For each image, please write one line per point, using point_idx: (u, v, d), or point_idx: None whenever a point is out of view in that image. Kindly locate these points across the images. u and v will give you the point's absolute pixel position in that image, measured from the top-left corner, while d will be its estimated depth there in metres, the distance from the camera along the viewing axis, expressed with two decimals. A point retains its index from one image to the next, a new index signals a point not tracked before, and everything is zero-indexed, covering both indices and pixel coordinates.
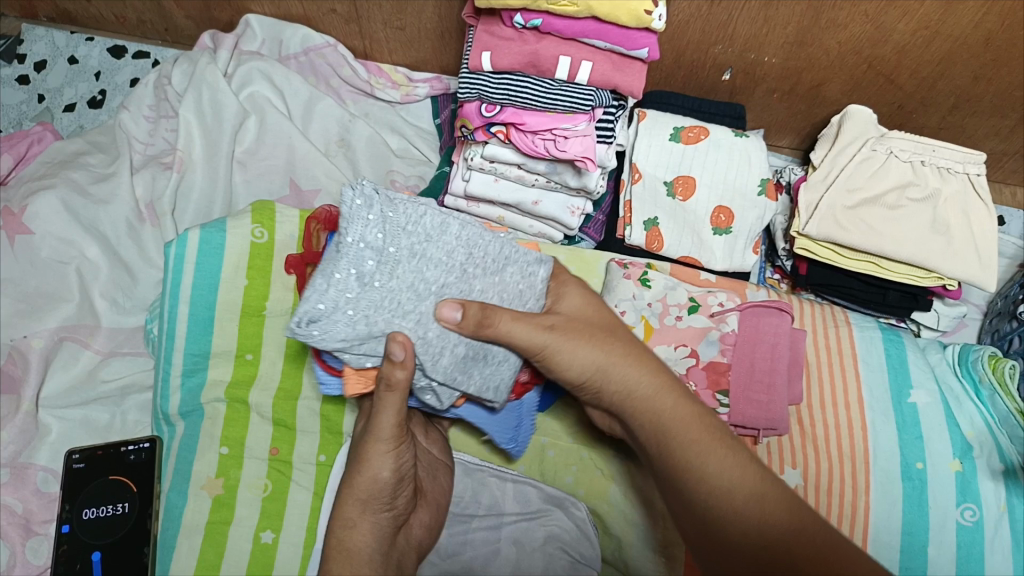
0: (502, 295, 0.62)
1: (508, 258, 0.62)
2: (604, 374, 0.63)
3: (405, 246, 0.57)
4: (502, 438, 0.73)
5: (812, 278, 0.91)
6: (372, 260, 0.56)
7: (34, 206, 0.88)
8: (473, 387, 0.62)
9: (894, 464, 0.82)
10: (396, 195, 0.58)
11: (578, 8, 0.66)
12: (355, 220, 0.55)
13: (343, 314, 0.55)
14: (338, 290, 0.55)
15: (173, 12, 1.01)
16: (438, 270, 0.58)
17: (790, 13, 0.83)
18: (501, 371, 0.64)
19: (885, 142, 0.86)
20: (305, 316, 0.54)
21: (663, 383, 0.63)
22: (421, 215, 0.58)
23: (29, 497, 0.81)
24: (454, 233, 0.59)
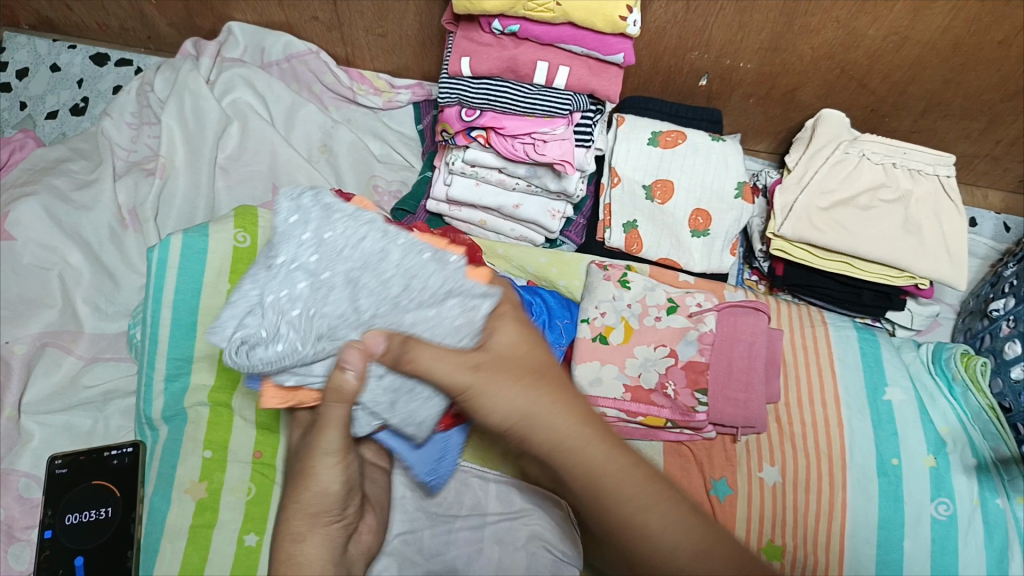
0: (440, 332, 0.54)
1: (452, 290, 0.55)
2: (534, 424, 0.54)
3: (336, 271, 0.53)
4: (422, 470, 0.71)
5: (789, 278, 0.92)
6: (303, 282, 0.52)
7: (16, 213, 0.88)
8: (397, 416, 0.57)
9: (870, 460, 0.84)
10: (338, 214, 0.55)
11: (554, 14, 0.67)
12: (293, 239, 0.54)
13: (272, 341, 0.52)
14: (268, 314, 0.52)
15: (155, 20, 1.01)
16: (371, 299, 0.53)
17: (764, 20, 0.85)
18: (430, 407, 0.57)
19: (857, 145, 0.88)
20: (237, 343, 0.52)
21: (601, 436, 0.54)
22: (359, 238, 0.54)
23: (10, 503, 0.81)
24: (393, 260, 0.54)
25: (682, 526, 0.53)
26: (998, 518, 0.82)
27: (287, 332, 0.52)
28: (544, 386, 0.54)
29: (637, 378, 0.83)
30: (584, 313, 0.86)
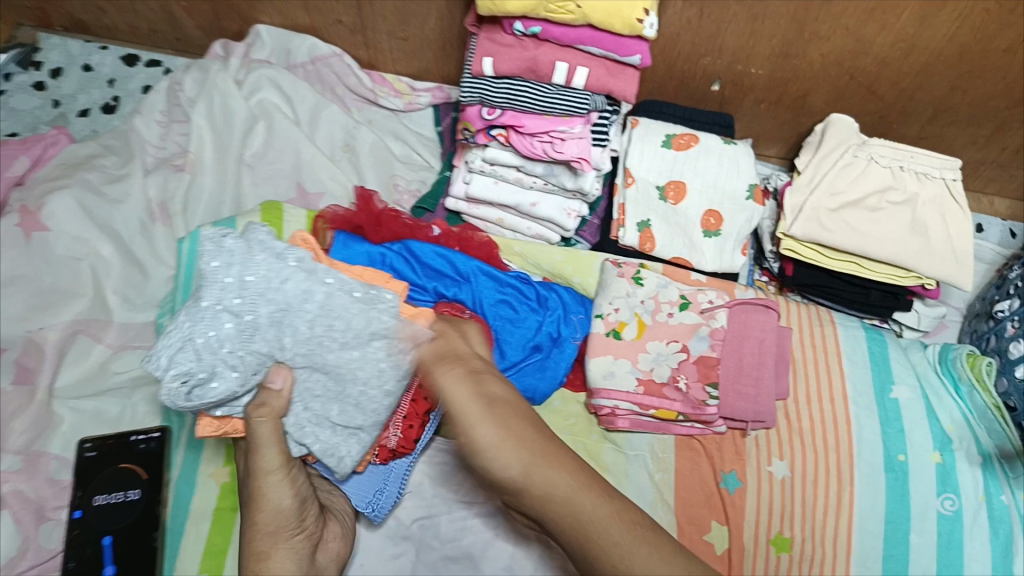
0: (364, 369, 0.65)
1: (374, 333, 0.65)
2: (539, 480, 0.53)
3: (264, 312, 0.62)
4: (359, 501, 0.77)
5: (798, 279, 0.94)
6: (229, 323, 0.60)
7: (50, 206, 0.91)
8: (317, 446, 0.67)
9: (878, 455, 0.85)
10: (259, 254, 0.63)
11: (575, 16, 0.70)
12: (215, 281, 0.61)
13: (210, 380, 0.60)
14: (201, 356, 0.59)
15: (185, 22, 1.05)
16: (298, 338, 0.63)
17: (775, 27, 0.88)
18: (352, 442, 0.68)
19: (865, 149, 0.91)
20: (174, 385, 0.58)
21: (598, 488, 0.54)
22: (283, 280, 0.63)
23: (41, 485, 0.83)
24: (316, 300, 0.64)
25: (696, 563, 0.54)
26: (1003, 513, 0.84)
27: (224, 372, 0.60)
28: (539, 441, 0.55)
29: (650, 372, 0.85)
30: (598, 309, 0.88)
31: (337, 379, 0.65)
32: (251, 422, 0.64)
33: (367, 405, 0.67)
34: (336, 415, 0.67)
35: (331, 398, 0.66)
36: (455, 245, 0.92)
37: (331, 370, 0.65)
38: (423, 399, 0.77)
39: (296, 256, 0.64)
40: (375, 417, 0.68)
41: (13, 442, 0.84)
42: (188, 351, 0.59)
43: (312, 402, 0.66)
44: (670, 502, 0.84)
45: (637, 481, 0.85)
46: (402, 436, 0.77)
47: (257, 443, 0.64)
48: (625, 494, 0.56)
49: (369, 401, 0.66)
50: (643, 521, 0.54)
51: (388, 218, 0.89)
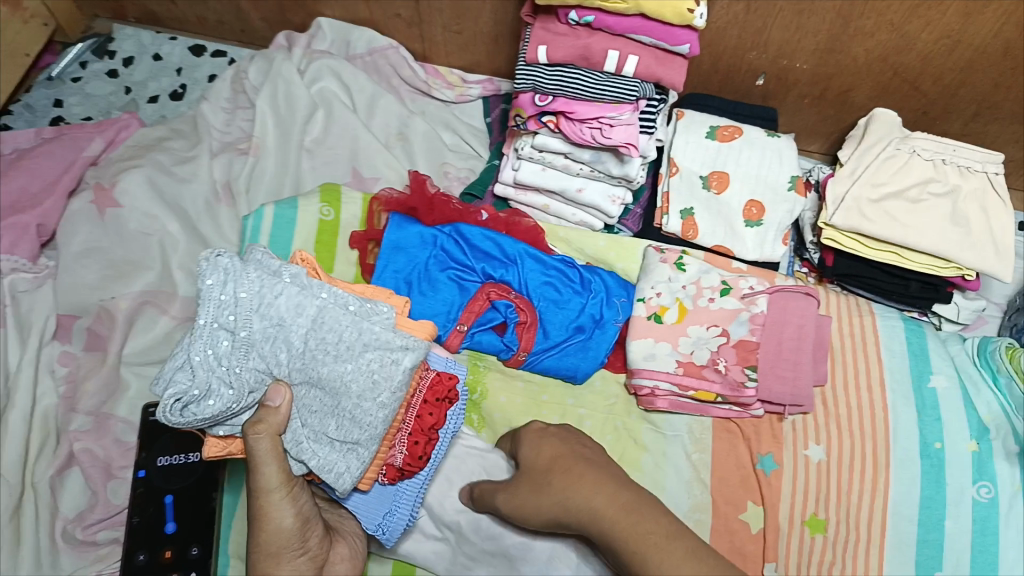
0: (358, 382, 0.64)
1: (368, 345, 0.64)
2: (561, 506, 0.69)
3: (258, 328, 0.63)
4: (368, 523, 0.76)
5: (838, 269, 0.95)
6: (225, 340, 0.62)
7: (123, 183, 0.97)
8: (314, 462, 0.67)
9: (914, 442, 0.87)
10: (254, 270, 0.63)
11: (628, 5, 0.74)
12: (211, 298, 0.62)
13: (204, 398, 0.61)
14: (197, 374, 0.61)
15: (250, 15, 1.11)
16: (292, 353, 0.64)
17: (820, 22, 0.91)
18: (349, 458, 0.67)
19: (908, 142, 0.92)
20: (169, 402, 0.60)
21: (606, 500, 0.66)
22: (276, 294, 0.63)
23: (109, 445, 0.88)
24: (307, 314, 0.64)
25: (682, 567, 0.59)
26: None
27: (219, 390, 0.62)
28: (562, 474, 0.70)
29: (690, 355, 0.88)
30: (640, 293, 0.91)
31: (332, 392, 0.64)
32: (249, 439, 0.64)
33: (362, 419, 0.65)
34: (332, 431, 0.66)
35: (328, 412, 0.66)
36: (502, 230, 0.95)
37: (325, 385, 0.64)
38: (430, 414, 0.74)
39: (292, 272, 0.65)
40: (374, 433, 0.65)
41: (86, 402, 0.90)
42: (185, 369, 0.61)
43: (311, 418, 0.66)
44: (706, 482, 0.87)
45: (674, 461, 0.88)
46: (407, 453, 0.73)
47: (258, 460, 0.65)
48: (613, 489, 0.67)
49: (366, 415, 0.64)
50: (637, 524, 0.63)
51: (439, 202, 0.93)
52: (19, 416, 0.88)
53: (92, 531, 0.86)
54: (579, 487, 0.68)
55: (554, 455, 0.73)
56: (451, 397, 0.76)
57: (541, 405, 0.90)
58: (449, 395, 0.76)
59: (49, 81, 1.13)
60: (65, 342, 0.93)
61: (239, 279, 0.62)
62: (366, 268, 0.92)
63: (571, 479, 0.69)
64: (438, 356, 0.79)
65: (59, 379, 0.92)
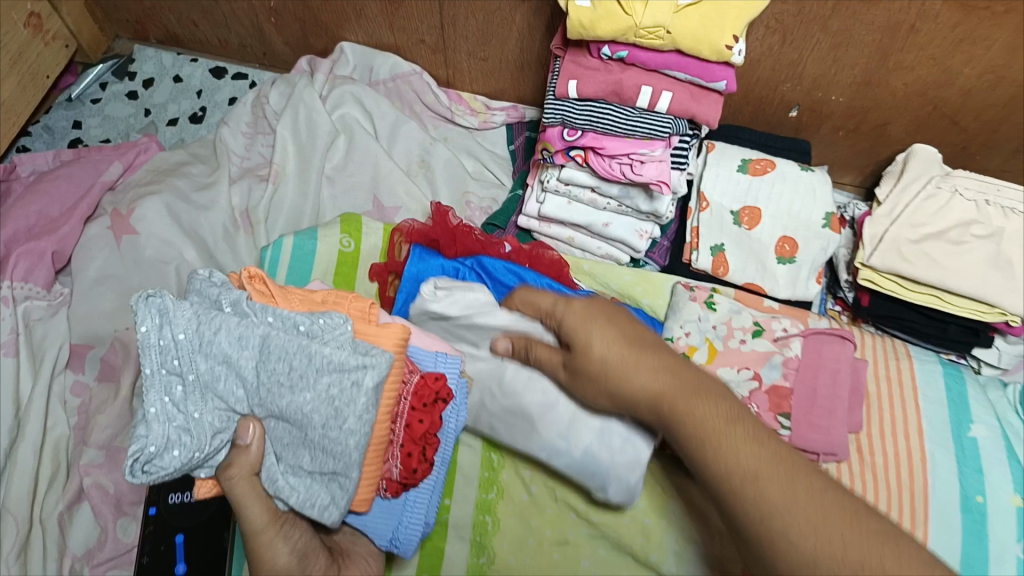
0: (318, 412, 0.55)
1: (323, 367, 0.55)
2: (617, 392, 0.64)
3: (205, 366, 0.55)
4: (380, 538, 0.71)
5: (873, 309, 0.92)
6: (179, 385, 0.55)
7: (141, 210, 0.95)
8: (295, 498, 0.60)
9: (953, 494, 0.83)
10: (190, 307, 0.56)
11: (664, 42, 0.71)
12: (152, 346, 0.55)
13: (165, 451, 0.53)
14: (151, 427, 0.53)
15: (273, 38, 1.10)
16: (248, 388, 0.56)
17: (858, 55, 0.88)
18: (332, 488, 0.59)
19: (949, 181, 0.89)
20: (127, 462, 0.52)
21: (664, 383, 0.62)
22: (215, 329, 0.55)
23: (121, 479, 0.86)
24: (254, 346, 0.56)
25: (746, 454, 0.55)
26: None
27: (180, 438, 0.54)
28: (615, 360, 0.64)
29: None
30: (669, 333, 0.87)
31: (298, 422, 0.56)
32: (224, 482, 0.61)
33: (334, 448, 0.56)
34: (309, 462, 0.58)
35: (299, 444, 0.58)
36: (526, 262, 0.89)
37: (288, 418, 0.56)
38: (419, 421, 0.68)
39: (232, 301, 0.58)
40: (350, 461, 0.56)
41: (98, 436, 0.87)
42: (139, 424, 0.54)
43: (285, 450, 0.60)
44: None
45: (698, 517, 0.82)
46: (403, 467, 0.67)
47: (238, 501, 0.62)
48: (671, 364, 0.63)
49: (336, 444, 0.56)
50: (700, 410, 0.59)
51: (460, 233, 0.89)
52: (29, 447, 0.85)
53: (101, 570, 0.83)
54: (636, 372, 0.63)
55: (604, 335, 0.65)
56: (443, 397, 0.69)
57: None
58: (439, 397, 0.69)
59: (69, 102, 1.12)
60: (78, 372, 0.91)
61: (176, 319, 0.55)
62: (386, 301, 0.91)
63: (622, 360, 0.64)
64: (425, 354, 0.73)
65: (72, 410, 0.90)
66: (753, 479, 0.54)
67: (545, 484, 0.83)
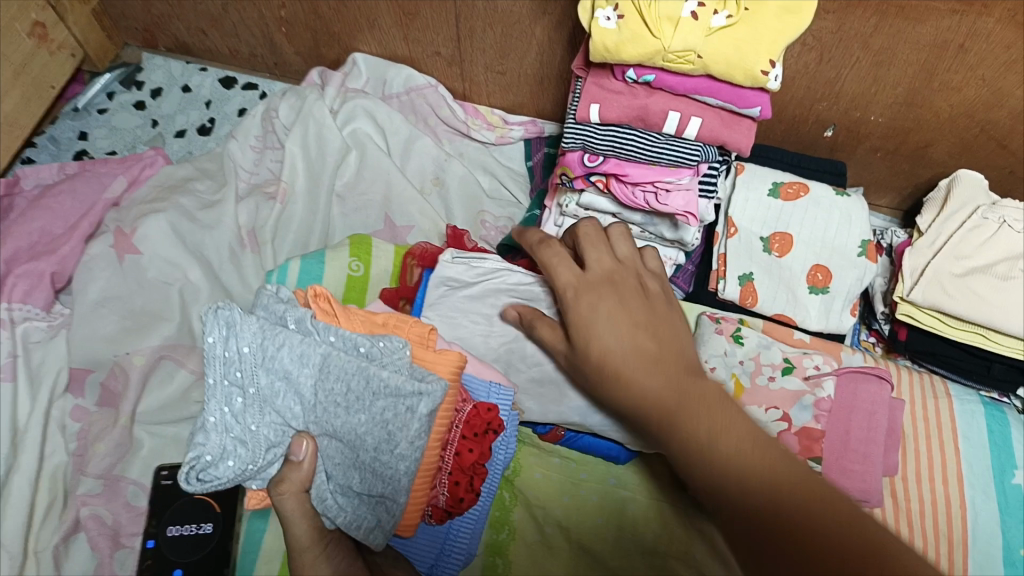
0: (372, 435, 0.56)
1: (377, 391, 0.55)
2: (600, 372, 0.61)
3: (266, 382, 0.56)
4: (421, 563, 0.71)
5: (911, 344, 0.87)
6: (239, 397, 0.56)
7: (144, 229, 0.92)
8: (341, 519, 0.59)
9: (995, 546, 0.78)
10: (257, 320, 0.56)
11: (694, 66, 0.66)
12: (217, 356, 0.55)
13: (221, 460, 0.55)
14: (209, 437, 0.55)
15: (284, 48, 1.06)
16: (305, 406, 0.57)
17: (901, 75, 0.82)
18: (378, 510, 0.58)
19: (997, 211, 0.82)
20: (184, 469, 0.54)
21: (647, 369, 0.58)
22: (279, 344, 0.56)
23: (119, 509, 0.82)
24: (313, 364, 0.56)
25: (727, 452, 0.52)
26: None
27: (235, 450, 0.55)
28: (602, 342, 0.61)
29: None
30: None
31: (350, 443, 0.57)
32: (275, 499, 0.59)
33: (384, 471, 0.56)
34: (358, 483, 0.58)
35: (350, 464, 0.58)
36: None
37: (342, 438, 0.57)
38: (469, 451, 0.66)
39: (297, 318, 0.59)
40: (399, 486, 0.57)
41: (95, 465, 0.84)
42: (197, 432, 0.55)
43: (336, 470, 0.59)
44: None
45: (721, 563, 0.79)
46: (449, 495, 0.66)
47: (288, 520, 0.60)
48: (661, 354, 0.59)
49: (386, 468, 0.56)
50: (685, 404, 0.56)
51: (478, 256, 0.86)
52: (24, 477, 0.81)
53: None
54: (642, 377, 0.58)
55: (607, 330, 0.61)
56: (493, 427, 0.67)
57: (579, 484, 0.80)
58: (490, 427, 0.67)
59: (75, 112, 1.08)
60: (77, 396, 0.88)
61: (242, 333, 0.56)
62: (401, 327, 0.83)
63: (610, 343, 0.60)
64: (478, 383, 0.72)
65: (70, 436, 0.86)
66: (739, 482, 0.51)
67: (559, 526, 0.78)
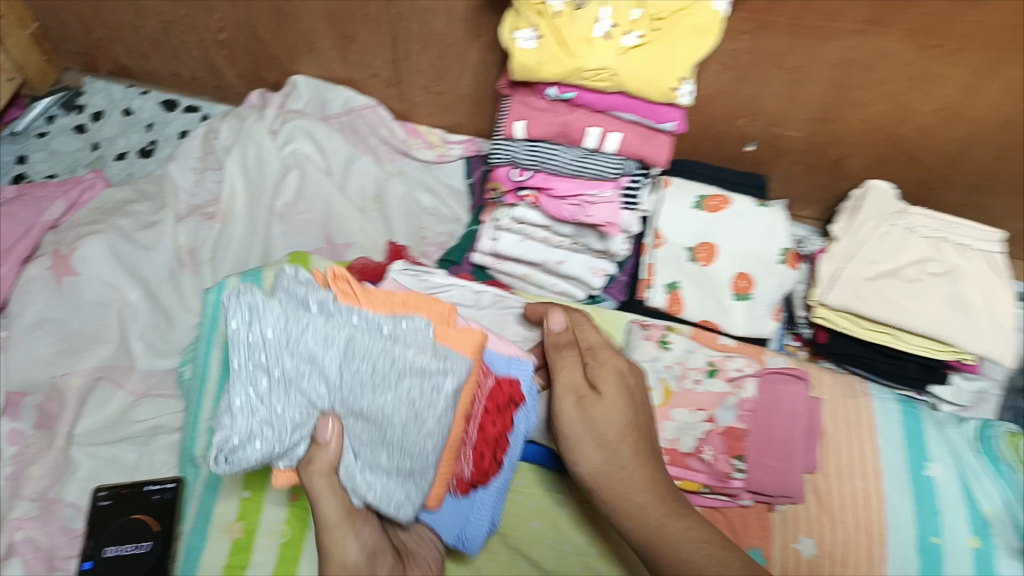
0: (400, 413, 0.60)
1: (404, 371, 0.60)
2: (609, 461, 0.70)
3: (292, 364, 0.58)
4: (448, 536, 0.75)
5: (833, 347, 0.92)
6: (264, 380, 0.57)
7: (82, 250, 0.93)
8: (373, 496, 0.62)
9: (910, 536, 0.81)
10: (278, 304, 0.59)
11: (609, 84, 0.70)
12: (240, 340, 0.58)
13: (248, 443, 0.56)
14: (236, 419, 0.56)
15: (225, 71, 1.08)
16: (331, 387, 0.59)
17: (815, 91, 0.87)
18: (407, 486, 0.63)
19: (904, 219, 0.88)
20: (213, 453, 0.56)
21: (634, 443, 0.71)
22: (303, 328, 0.58)
23: (54, 532, 0.81)
24: (337, 346, 0.59)
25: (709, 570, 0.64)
26: None
27: (261, 432, 0.57)
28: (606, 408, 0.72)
29: (674, 442, 0.83)
30: None
31: (377, 423, 0.60)
32: (307, 476, 0.61)
33: (412, 448, 0.61)
34: (387, 461, 0.62)
35: (378, 442, 0.61)
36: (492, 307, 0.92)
37: (369, 418, 0.60)
38: (492, 424, 0.74)
39: (319, 300, 0.61)
40: (426, 461, 0.63)
41: (31, 488, 0.83)
42: (225, 417, 0.57)
43: (363, 448, 0.62)
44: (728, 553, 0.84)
45: None
46: (474, 467, 0.74)
47: (315, 497, 0.62)
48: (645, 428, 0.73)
49: (414, 445, 0.61)
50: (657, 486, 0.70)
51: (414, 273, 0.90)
52: None
53: None
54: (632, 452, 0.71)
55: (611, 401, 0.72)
56: (514, 400, 0.75)
57: (515, 491, 0.81)
58: (511, 400, 0.75)
59: (14, 136, 1.09)
60: (13, 419, 0.87)
61: (265, 316, 0.58)
62: None
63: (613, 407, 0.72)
64: (498, 357, 0.76)
65: (5, 459, 0.86)
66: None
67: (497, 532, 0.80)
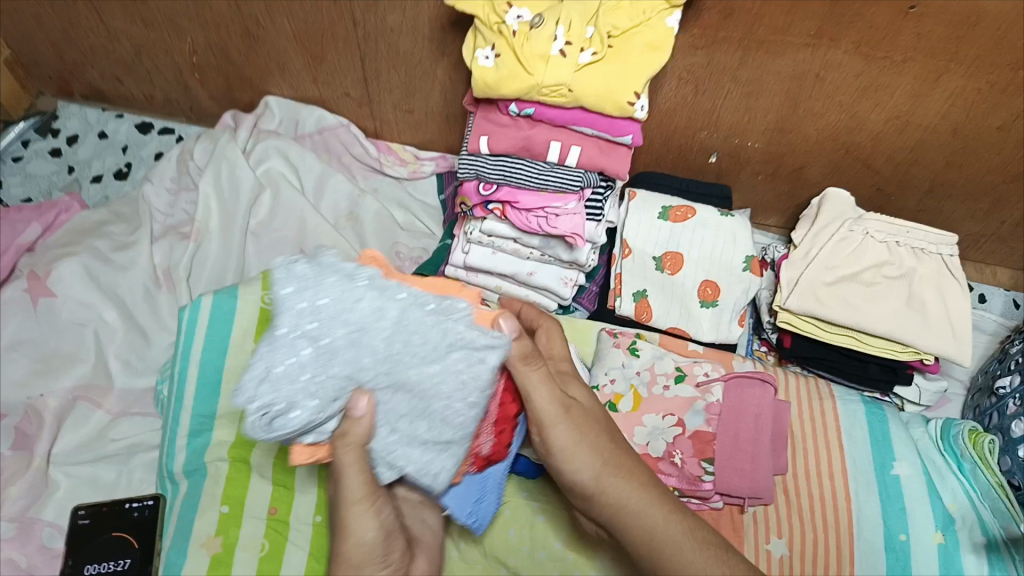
0: (448, 384, 0.56)
1: (453, 344, 0.56)
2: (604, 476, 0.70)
3: (342, 333, 0.53)
4: (460, 514, 0.71)
5: (796, 350, 0.94)
6: (307, 348, 0.53)
7: (57, 272, 0.94)
8: (413, 467, 0.58)
9: (877, 534, 0.84)
10: (330, 273, 0.55)
11: (568, 100, 0.72)
12: (288, 307, 0.53)
13: (289, 412, 0.52)
14: (274, 389, 0.52)
15: (198, 93, 1.10)
16: (379, 358, 0.54)
17: (769, 104, 0.90)
18: (444, 458, 0.58)
19: (861, 223, 0.91)
20: (255, 419, 0.51)
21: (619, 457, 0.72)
22: (357, 297, 0.54)
23: (33, 552, 0.82)
24: (391, 317, 0.55)
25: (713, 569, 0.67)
26: None
27: (304, 401, 0.53)
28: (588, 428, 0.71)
29: (645, 447, 0.84)
30: (595, 380, 0.87)
31: (422, 395, 0.56)
32: (338, 449, 0.58)
33: (454, 419, 0.57)
34: (426, 432, 0.57)
35: (419, 414, 0.57)
36: None
37: (415, 391, 0.56)
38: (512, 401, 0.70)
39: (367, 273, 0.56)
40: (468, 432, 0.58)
41: (8, 508, 0.84)
42: (261, 384, 0.52)
43: (401, 422, 0.57)
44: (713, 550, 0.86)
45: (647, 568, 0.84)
46: (494, 442, 0.70)
47: (341, 472, 0.60)
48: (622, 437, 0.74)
49: (457, 416, 0.57)
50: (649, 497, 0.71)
51: None
52: None
53: None
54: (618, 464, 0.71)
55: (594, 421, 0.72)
56: None
57: None
58: None
59: None
60: None
61: (315, 284, 0.54)
62: None
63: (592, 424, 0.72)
64: None
65: None
66: None
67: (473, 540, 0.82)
